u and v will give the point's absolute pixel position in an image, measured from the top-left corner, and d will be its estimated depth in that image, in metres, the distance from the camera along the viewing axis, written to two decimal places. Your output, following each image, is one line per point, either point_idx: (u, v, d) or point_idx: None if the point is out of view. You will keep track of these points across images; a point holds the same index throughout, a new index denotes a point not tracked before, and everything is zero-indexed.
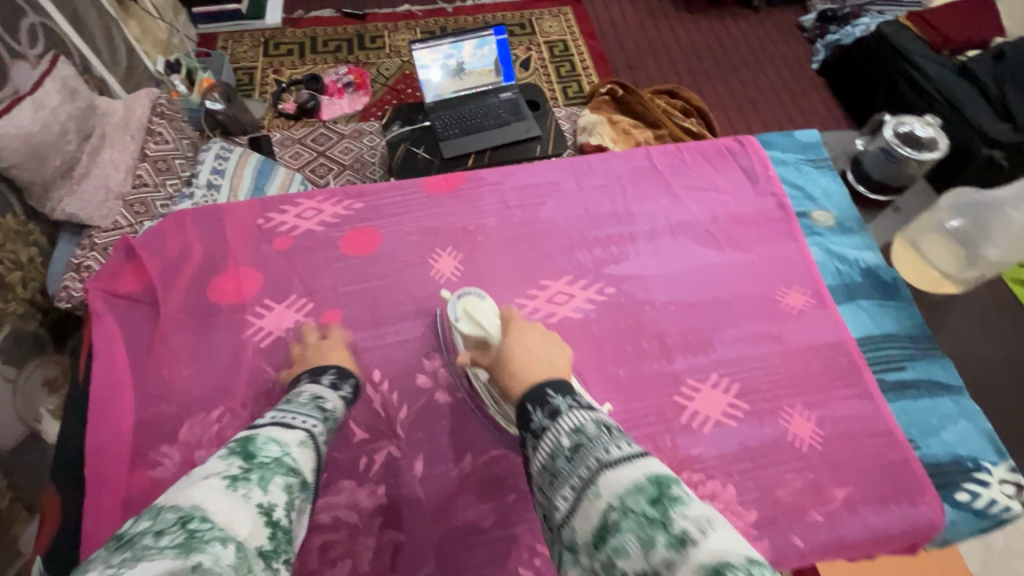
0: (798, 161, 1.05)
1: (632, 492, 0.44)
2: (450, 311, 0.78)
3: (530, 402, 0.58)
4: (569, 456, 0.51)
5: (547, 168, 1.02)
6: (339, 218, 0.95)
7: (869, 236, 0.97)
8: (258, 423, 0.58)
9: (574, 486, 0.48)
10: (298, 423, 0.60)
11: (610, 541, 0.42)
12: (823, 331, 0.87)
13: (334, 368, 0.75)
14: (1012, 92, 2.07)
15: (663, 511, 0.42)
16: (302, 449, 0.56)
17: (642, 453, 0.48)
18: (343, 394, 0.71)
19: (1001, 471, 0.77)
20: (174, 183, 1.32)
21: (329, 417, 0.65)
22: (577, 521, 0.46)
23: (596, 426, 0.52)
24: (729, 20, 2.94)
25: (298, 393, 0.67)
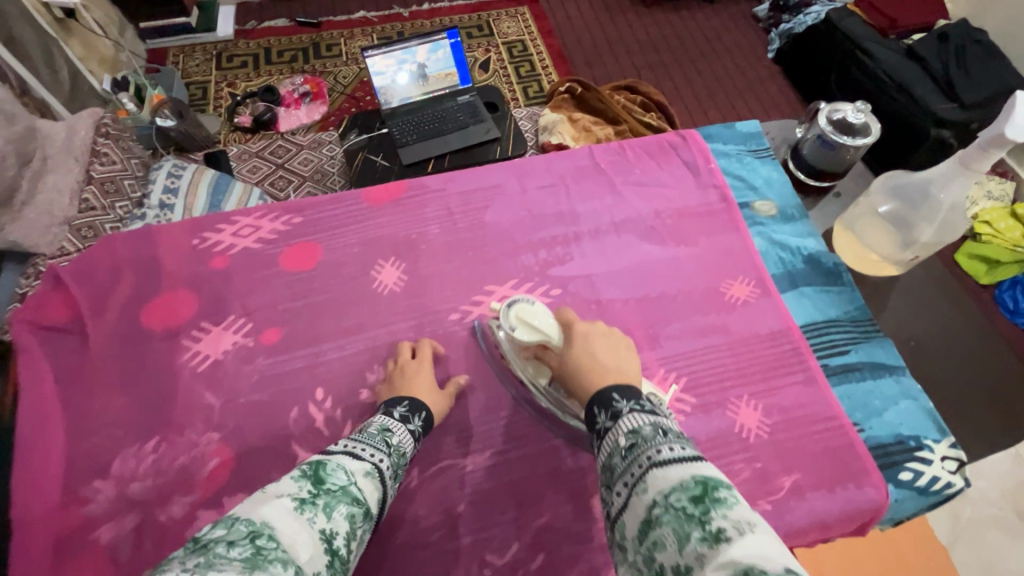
0: (739, 153, 1.06)
1: (677, 491, 0.46)
2: (503, 320, 0.75)
3: (595, 404, 0.59)
4: (623, 454, 0.52)
5: (490, 172, 1.01)
6: (278, 234, 0.93)
7: (811, 224, 0.98)
8: (331, 450, 0.60)
9: (626, 483, 0.50)
10: (366, 455, 0.60)
11: (651, 533, 0.45)
12: (767, 320, 0.88)
13: (405, 400, 0.73)
14: (957, 72, 2.12)
15: (705, 512, 0.43)
16: (367, 481, 0.57)
17: (694, 457, 0.49)
18: (412, 427, 0.70)
19: (943, 448, 0.78)
20: (124, 206, 1.32)
21: (397, 452, 0.64)
22: (627, 518, 0.49)
23: (654, 427, 0.53)
24: (684, 13, 2.97)
25: (367, 424, 0.67)
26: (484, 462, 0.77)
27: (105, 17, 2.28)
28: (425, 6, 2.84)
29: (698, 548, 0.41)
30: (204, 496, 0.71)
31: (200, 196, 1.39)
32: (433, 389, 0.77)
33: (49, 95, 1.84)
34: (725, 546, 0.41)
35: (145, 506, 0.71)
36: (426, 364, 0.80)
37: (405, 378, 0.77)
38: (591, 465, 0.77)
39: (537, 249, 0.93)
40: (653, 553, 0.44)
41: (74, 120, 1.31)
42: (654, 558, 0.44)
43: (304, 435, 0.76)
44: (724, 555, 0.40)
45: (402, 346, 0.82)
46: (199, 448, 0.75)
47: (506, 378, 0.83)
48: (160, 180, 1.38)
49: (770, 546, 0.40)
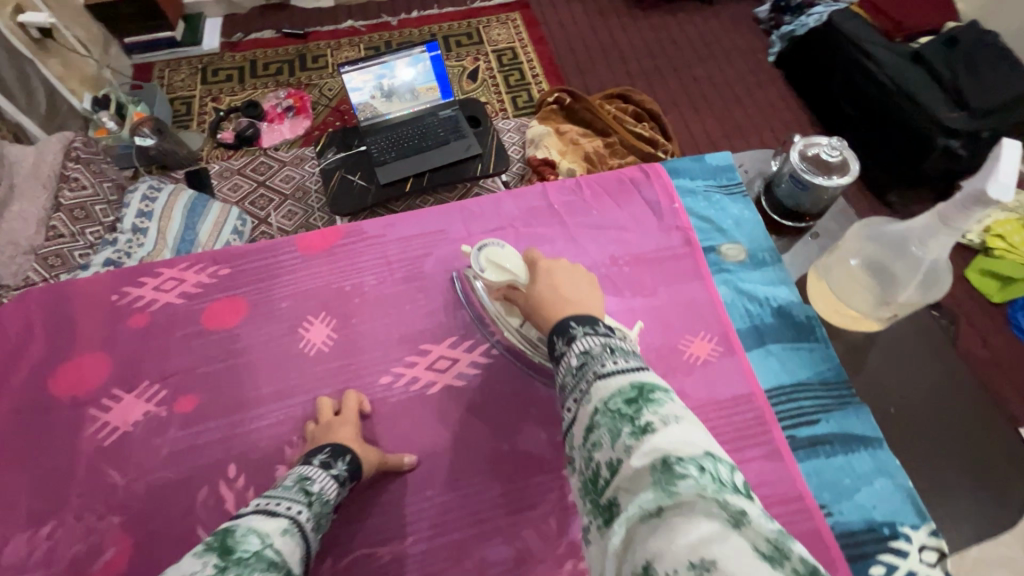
0: (707, 189, 0.98)
1: (615, 396, 0.49)
2: (473, 263, 0.77)
3: (553, 334, 0.61)
4: (574, 371, 0.56)
5: (434, 215, 0.94)
6: (202, 287, 0.86)
7: (783, 269, 0.90)
8: (240, 513, 0.53)
9: (574, 396, 0.54)
10: (282, 510, 0.54)
11: (591, 437, 0.49)
12: (729, 384, 0.79)
13: (327, 446, 0.68)
14: (966, 78, 2.00)
15: (637, 411, 0.48)
16: (286, 538, 0.51)
17: (636, 368, 0.53)
18: (336, 473, 0.64)
19: (921, 536, 0.69)
20: (95, 231, 1.41)
21: (318, 499, 0.59)
22: (572, 427, 0.53)
23: (602, 345, 0.56)
24: (682, 16, 2.86)
25: (282, 478, 0.61)
26: (407, 550, 0.70)
27: (87, 35, 2.23)
28: (414, 14, 2.76)
29: (628, 442, 0.45)
30: None
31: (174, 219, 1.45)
32: (359, 438, 0.71)
33: (24, 117, 1.81)
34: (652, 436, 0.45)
35: None
36: (351, 411, 0.74)
37: (328, 430, 0.71)
38: (524, 552, 0.70)
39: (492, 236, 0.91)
40: (593, 453, 0.49)
41: (42, 146, 1.41)
42: (593, 458, 0.48)
43: (209, 519, 0.70)
44: (648, 445, 0.44)
45: (320, 405, 0.75)
46: (97, 534, 0.69)
47: (438, 450, 0.76)
48: (135, 204, 1.45)
49: (691, 434, 0.45)
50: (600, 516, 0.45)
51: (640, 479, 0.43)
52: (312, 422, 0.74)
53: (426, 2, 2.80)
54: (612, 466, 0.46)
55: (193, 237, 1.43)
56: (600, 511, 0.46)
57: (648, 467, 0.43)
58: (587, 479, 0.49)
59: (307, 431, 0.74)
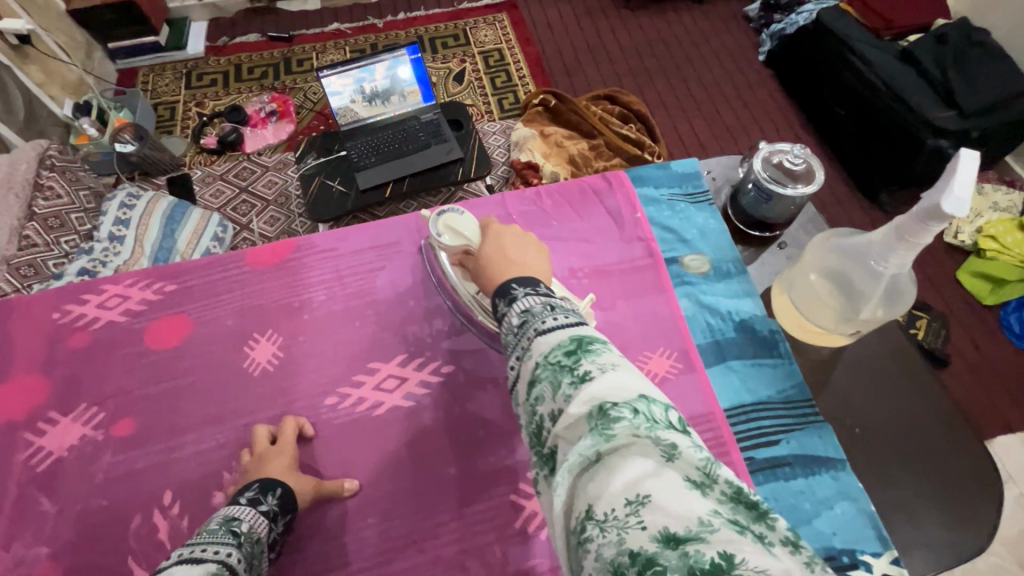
0: (672, 198, 0.95)
1: (555, 350, 0.47)
2: (431, 228, 0.76)
3: (496, 295, 0.57)
4: (514, 330, 0.52)
5: (389, 227, 0.91)
6: (146, 304, 0.84)
7: (748, 280, 0.86)
8: (161, 566, 0.51)
9: (517, 353, 0.51)
10: (210, 555, 0.53)
11: (533, 390, 0.47)
12: (688, 403, 0.75)
13: (256, 482, 0.65)
14: (955, 76, 1.96)
15: (577, 360, 0.45)
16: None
17: (577, 320, 0.50)
18: (265, 509, 0.62)
19: (883, 565, 0.66)
20: (72, 240, 1.39)
21: (247, 539, 0.58)
22: (517, 383, 0.50)
23: (543, 303, 0.52)
24: (672, 15, 2.82)
25: (208, 521, 0.59)
26: None
27: (69, 41, 2.21)
28: (400, 15, 2.72)
29: (568, 392, 0.43)
30: None
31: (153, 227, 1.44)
32: (296, 472, 0.69)
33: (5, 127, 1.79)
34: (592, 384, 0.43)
35: None
36: (287, 440, 0.71)
37: (262, 465, 0.69)
38: None
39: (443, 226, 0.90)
40: (536, 408, 0.46)
41: (15, 155, 1.38)
42: (536, 412, 0.46)
43: (142, 549, 0.67)
44: (588, 393, 0.42)
45: (257, 432, 0.72)
46: (26, 564, 0.67)
47: (382, 474, 0.73)
48: (113, 213, 1.44)
49: (630, 378, 0.43)
50: (546, 464, 0.44)
51: (579, 427, 0.41)
52: (247, 452, 0.72)
53: (412, 3, 2.77)
54: (554, 417, 0.44)
55: (173, 245, 1.44)
56: (545, 461, 0.44)
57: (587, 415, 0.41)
58: (533, 432, 0.47)
59: (242, 461, 0.72)
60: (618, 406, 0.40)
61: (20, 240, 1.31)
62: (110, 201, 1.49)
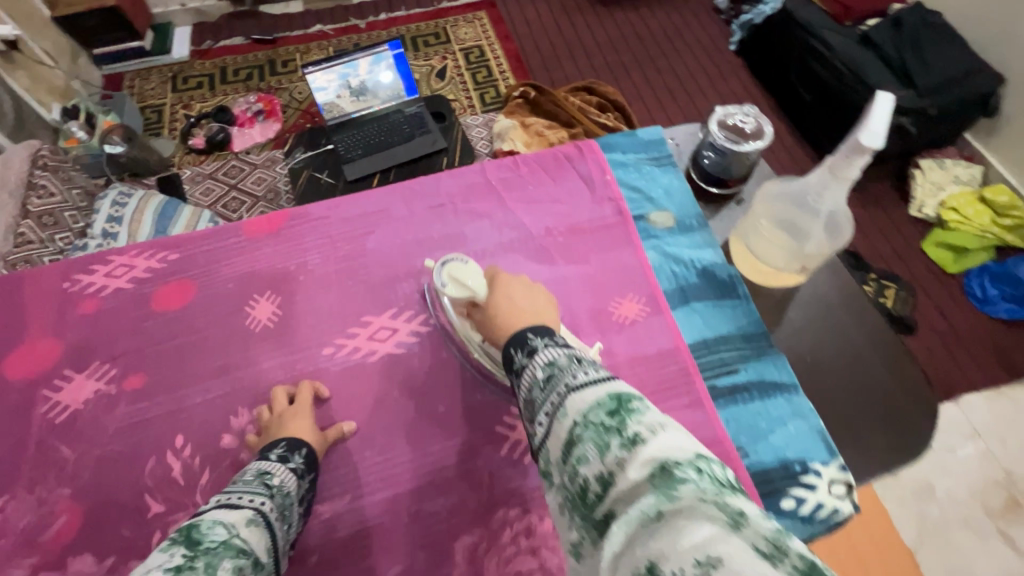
0: (638, 162, 1.02)
1: (594, 407, 0.45)
2: (436, 277, 0.76)
3: (512, 347, 0.58)
4: (541, 386, 0.51)
5: (377, 196, 0.98)
6: (152, 272, 0.90)
7: (709, 233, 0.94)
8: (202, 509, 0.55)
9: (546, 411, 0.49)
10: (245, 502, 0.56)
11: (573, 451, 0.44)
12: (656, 340, 0.83)
13: (283, 440, 0.69)
14: (912, 59, 2.07)
15: (622, 419, 0.42)
16: (251, 529, 0.53)
17: (609, 376, 0.49)
18: (294, 466, 0.66)
19: (831, 471, 0.74)
20: (65, 236, 1.45)
21: (279, 492, 0.61)
22: (549, 443, 0.47)
23: (569, 357, 0.52)
24: (645, 10, 2.92)
25: (243, 471, 0.63)
26: (345, 507, 0.72)
27: (54, 47, 2.24)
28: (382, 16, 2.79)
29: (618, 453, 0.40)
30: (47, 557, 0.69)
31: (145, 224, 1.50)
32: (309, 427, 0.73)
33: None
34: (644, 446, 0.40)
35: None
36: (305, 399, 0.76)
37: (280, 426, 0.72)
38: (459, 504, 0.73)
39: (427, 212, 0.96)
40: (575, 470, 0.43)
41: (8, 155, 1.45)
42: (577, 475, 0.43)
43: (157, 486, 0.73)
44: (643, 454, 0.39)
45: (275, 393, 0.77)
46: (48, 505, 0.72)
47: (377, 413, 0.79)
48: (105, 211, 1.51)
49: (683, 438, 0.41)
50: (592, 531, 0.40)
51: (636, 491, 0.38)
52: (266, 410, 0.76)
53: (393, 4, 2.84)
54: (602, 481, 0.40)
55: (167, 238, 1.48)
56: (593, 530, 0.40)
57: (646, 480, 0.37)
58: (573, 497, 0.43)
59: (260, 417, 0.76)
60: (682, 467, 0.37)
61: (16, 239, 1.35)
62: (102, 200, 1.56)
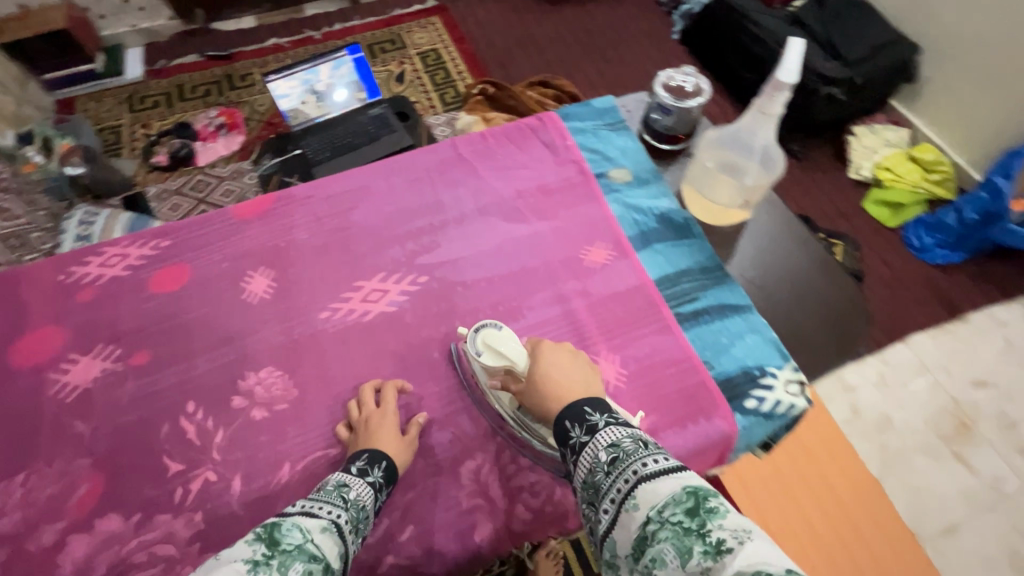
0: (595, 127, 1.12)
1: (671, 505, 0.51)
2: (469, 346, 0.78)
3: (570, 423, 0.65)
4: (607, 469, 0.58)
5: (356, 175, 1.04)
6: (145, 259, 0.94)
7: (664, 185, 1.05)
8: (287, 511, 0.61)
9: (614, 499, 0.55)
10: (323, 512, 0.61)
11: (648, 549, 0.49)
12: (625, 279, 0.92)
13: (365, 452, 0.72)
14: (836, 33, 2.25)
15: (702, 522, 0.48)
16: (325, 535, 0.57)
17: (678, 468, 0.55)
18: (372, 480, 0.69)
19: (786, 373, 0.85)
20: (31, 255, 1.64)
21: (356, 506, 0.64)
22: (619, 535, 0.53)
23: (634, 442, 0.58)
24: (591, 6, 3.06)
25: (325, 482, 0.68)
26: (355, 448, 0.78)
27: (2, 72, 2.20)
28: (337, 26, 2.84)
29: (699, 561, 0.46)
30: (75, 521, 0.73)
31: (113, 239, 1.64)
32: (397, 438, 0.75)
33: None
34: (729, 555, 0.45)
35: (16, 538, 0.72)
36: (391, 401, 0.79)
37: (369, 429, 0.75)
38: (461, 435, 0.79)
39: (406, 186, 1.02)
40: (650, 569, 0.48)
41: None
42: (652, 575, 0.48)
43: (174, 448, 0.78)
44: (730, 565, 0.44)
45: (365, 390, 0.80)
46: (69, 475, 0.76)
47: (376, 365, 0.85)
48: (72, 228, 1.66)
49: (766, 548, 0.45)
50: None
51: None
52: (356, 406, 0.79)
53: (347, 14, 2.89)
54: None
55: None
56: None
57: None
58: None
59: (352, 412, 0.80)
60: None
61: None
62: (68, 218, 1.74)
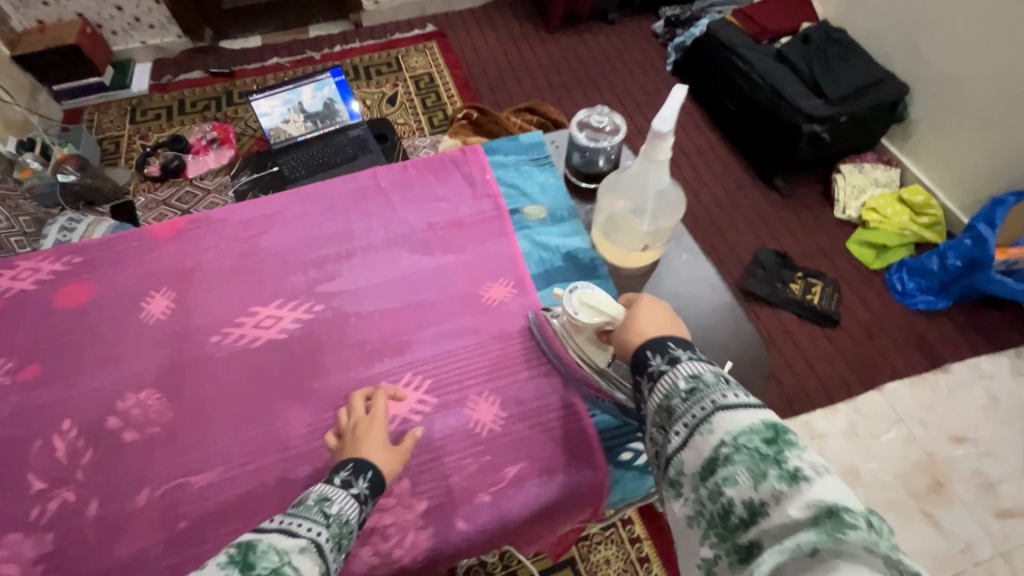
0: (518, 162, 1.12)
1: (747, 432, 0.47)
2: (565, 306, 0.75)
3: (651, 350, 0.59)
4: (683, 395, 0.53)
5: (272, 201, 1.06)
6: (55, 274, 0.97)
7: (578, 223, 1.03)
8: (264, 527, 0.56)
9: (688, 423, 0.51)
10: (302, 530, 0.56)
11: (718, 470, 0.46)
12: (520, 318, 0.91)
13: (350, 463, 0.68)
14: (821, 71, 2.10)
15: (779, 451, 0.45)
16: (304, 557, 0.53)
17: (758, 403, 0.50)
18: (356, 492, 0.64)
19: None
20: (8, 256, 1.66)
21: (339, 521, 0.60)
22: (687, 456, 0.50)
23: (715, 373, 0.53)
24: (587, 36, 3.00)
25: (305, 495, 0.62)
26: (217, 476, 0.77)
27: (13, 84, 2.25)
28: (337, 48, 2.83)
29: (775, 485, 0.43)
30: None
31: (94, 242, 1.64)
32: (388, 452, 0.73)
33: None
34: (806, 485, 0.42)
35: None
36: (379, 410, 0.78)
37: (356, 438, 0.73)
38: (324, 470, 0.78)
39: (319, 217, 1.03)
40: (719, 489, 0.46)
41: None
42: (720, 493, 0.46)
43: (40, 466, 0.79)
44: (806, 493, 0.41)
45: (355, 398, 0.80)
46: None
47: (256, 392, 0.84)
48: (55, 233, 1.67)
49: (846, 489, 0.42)
50: (733, 553, 0.43)
51: (796, 528, 0.40)
52: (344, 411, 0.79)
53: (349, 37, 2.89)
54: (752, 507, 0.43)
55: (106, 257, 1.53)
56: (733, 554, 0.43)
57: (812, 518, 0.40)
58: (712, 513, 0.46)
59: (339, 421, 0.78)
60: (852, 516, 0.38)
61: None
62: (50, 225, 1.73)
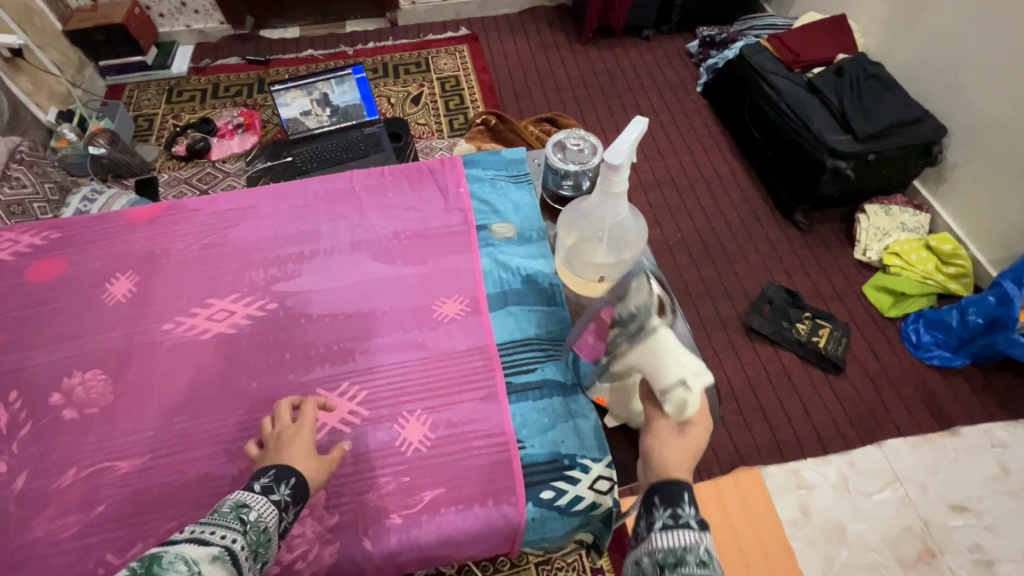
0: (495, 177, 1.11)
1: None
2: (672, 388, 0.61)
3: (686, 492, 0.56)
4: (695, 560, 0.51)
5: (248, 195, 1.07)
6: (33, 248, 1.01)
7: (546, 245, 1.01)
8: (176, 538, 0.55)
9: None
10: (215, 538, 0.55)
11: None
12: (468, 338, 0.89)
13: (273, 468, 0.65)
14: (852, 104, 1.84)
15: None
16: (214, 567, 0.52)
17: None
18: (277, 499, 0.62)
19: (599, 468, 0.78)
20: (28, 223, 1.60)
21: (254, 528, 0.58)
22: None
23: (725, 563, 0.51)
24: (619, 50, 2.80)
25: (222, 502, 0.60)
26: (140, 465, 0.78)
27: (61, 58, 2.29)
28: (370, 44, 2.79)
29: None
30: None
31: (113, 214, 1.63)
32: (310, 458, 0.70)
33: (27, 100, 2.01)
34: None
35: None
36: (307, 418, 0.74)
37: (278, 446, 0.70)
38: (245, 471, 0.78)
39: (289, 216, 1.04)
40: None
41: None
42: None
43: None
44: None
45: (281, 405, 0.75)
46: None
47: (195, 384, 0.85)
48: (77, 204, 1.65)
49: None
50: None
51: None
52: (268, 423, 0.74)
53: (383, 34, 2.85)
54: None
55: None
56: None
57: None
58: None
59: (263, 429, 0.74)
60: None
61: None
62: (71, 196, 1.71)
